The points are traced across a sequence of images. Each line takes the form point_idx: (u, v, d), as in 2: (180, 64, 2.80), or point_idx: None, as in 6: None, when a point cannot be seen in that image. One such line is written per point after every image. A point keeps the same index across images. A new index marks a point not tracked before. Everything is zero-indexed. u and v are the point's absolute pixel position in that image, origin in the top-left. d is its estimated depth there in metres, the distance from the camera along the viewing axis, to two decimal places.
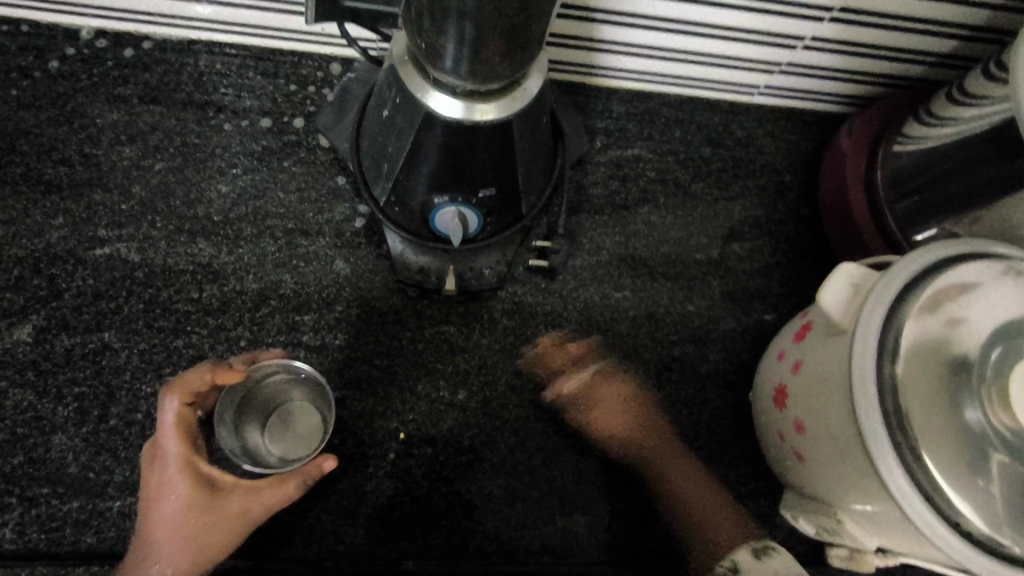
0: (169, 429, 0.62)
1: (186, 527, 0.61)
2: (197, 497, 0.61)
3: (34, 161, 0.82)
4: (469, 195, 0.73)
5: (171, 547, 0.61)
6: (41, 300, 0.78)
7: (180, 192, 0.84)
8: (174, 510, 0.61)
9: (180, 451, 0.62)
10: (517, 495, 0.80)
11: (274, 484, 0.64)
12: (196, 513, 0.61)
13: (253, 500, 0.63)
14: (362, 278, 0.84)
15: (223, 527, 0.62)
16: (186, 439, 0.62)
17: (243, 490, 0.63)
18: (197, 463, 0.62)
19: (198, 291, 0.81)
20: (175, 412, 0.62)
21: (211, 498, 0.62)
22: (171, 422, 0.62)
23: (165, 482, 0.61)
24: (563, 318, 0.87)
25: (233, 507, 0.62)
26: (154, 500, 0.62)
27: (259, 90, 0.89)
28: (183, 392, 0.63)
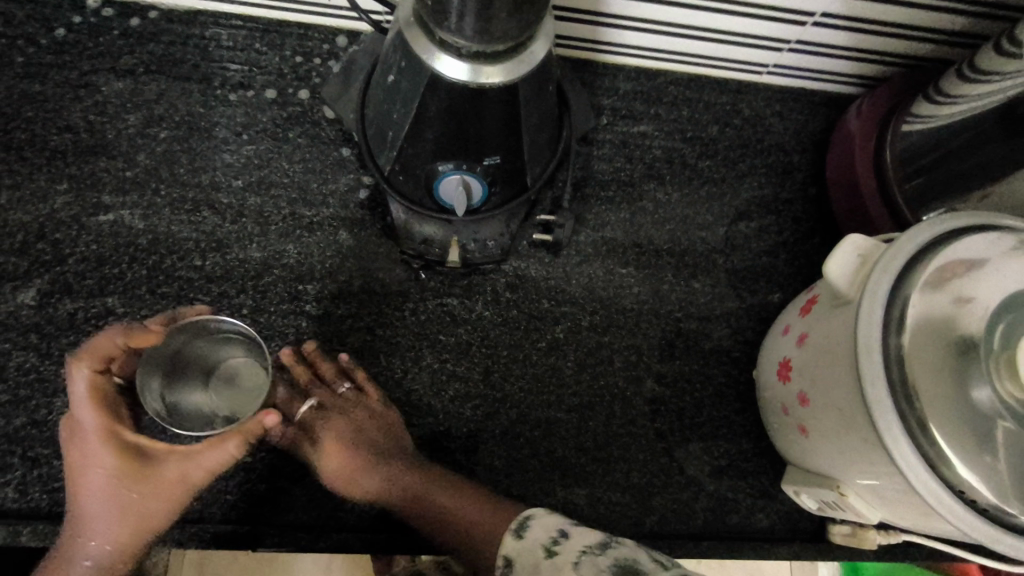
0: (82, 397, 0.57)
1: (117, 497, 0.58)
2: (125, 469, 0.58)
3: (39, 127, 0.82)
4: (474, 163, 0.73)
5: (108, 520, 0.58)
6: (45, 265, 0.78)
7: (185, 160, 0.84)
8: (100, 483, 0.57)
9: (97, 421, 0.57)
10: (517, 467, 0.80)
11: (208, 447, 0.60)
12: (127, 486, 0.58)
13: (192, 465, 0.60)
14: (365, 249, 0.84)
15: (164, 495, 0.59)
16: (103, 407, 0.58)
17: (176, 457, 0.59)
18: (119, 433, 0.58)
19: (202, 259, 0.81)
20: (83, 380, 0.57)
21: (142, 467, 0.58)
22: (82, 392, 0.57)
23: (86, 456, 0.58)
24: (566, 293, 0.87)
25: (167, 473, 0.59)
26: (77, 476, 0.58)
27: (265, 61, 0.89)
28: (91, 357, 0.58)
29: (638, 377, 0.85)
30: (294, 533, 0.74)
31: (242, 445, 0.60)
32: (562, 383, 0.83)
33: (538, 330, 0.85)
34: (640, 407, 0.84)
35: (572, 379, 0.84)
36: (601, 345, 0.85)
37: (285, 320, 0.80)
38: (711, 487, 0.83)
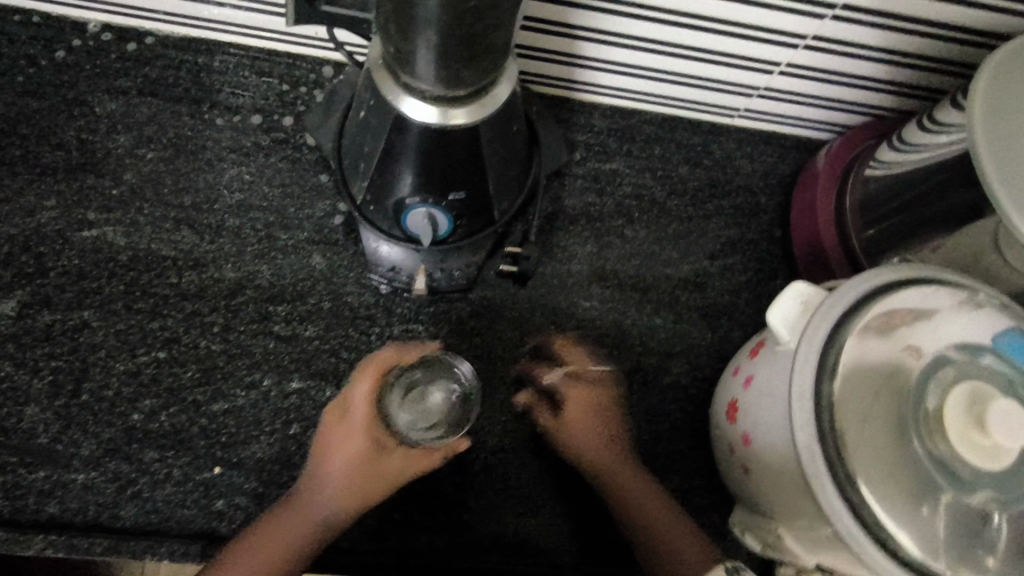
0: (362, 398, 0.74)
1: (346, 475, 0.72)
2: (365, 458, 0.72)
3: (32, 144, 0.86)
4: (440, 198, 0.76)
5: (336, 490, 0.72)
6: (27, 277, 0.81)
7: (169, 181, 0.87)
8: (348, 460, 0.72)
9: (368, 413, 0.73)
10: (471, 494, 0.84)
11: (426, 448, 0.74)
12: (365, 465, 0.72)
13: (406, 463, 0.73)
14: (337, 274, 0.87)
15: (374, 482, 0.73)
16: (372, 406, 0.74)
17: (405, 452, 0.74)
18: (379, 427, 0.73)
19: (178, 276, 0.84)
20: (367, 384, 0.74)
21: (380, 457, 0.73)
22: (362, 392, 0.74)
23: (348, 435, 0.73)
24: (530, 323, 0.89)
25: (394, 465, 0.73)
26: (330, 447, 0.73)
27: (253, 88, 0.93)
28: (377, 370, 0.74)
29: None
30: None
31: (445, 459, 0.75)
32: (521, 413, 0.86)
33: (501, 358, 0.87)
34: None
35: (530, 410, 0.86)
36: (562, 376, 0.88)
37: (254, 340, 0.83)
38: None
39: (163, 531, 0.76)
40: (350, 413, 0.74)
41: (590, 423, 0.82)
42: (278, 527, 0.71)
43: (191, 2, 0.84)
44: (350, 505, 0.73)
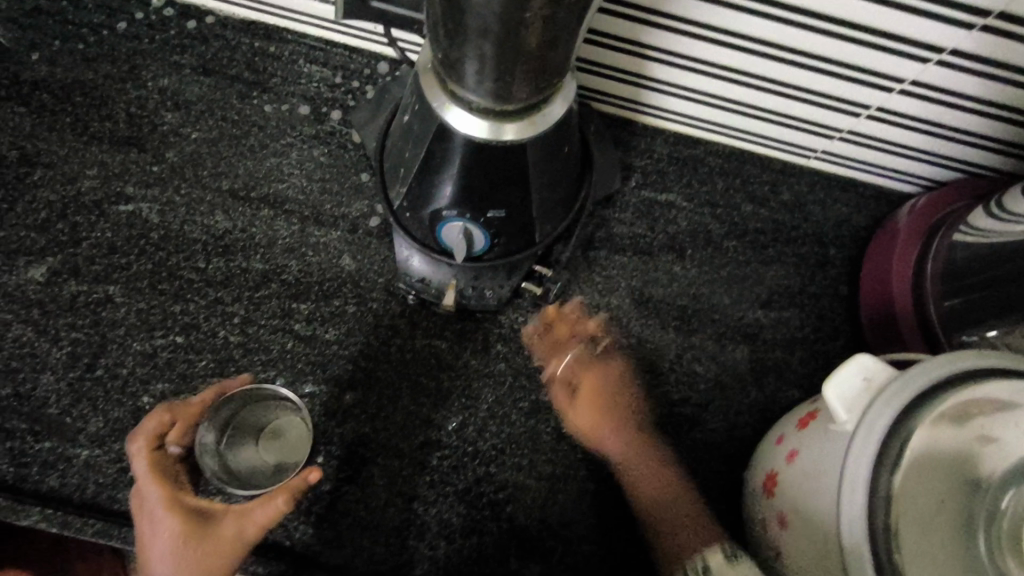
0: (145, 477, 0.61)
1: (169, 561, 0.58)
2: (185, 530, 0.59)
3: (83, 112, 0.85)
4: (478, 214, 0.71)
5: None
6: (60, 245, 0.80)
7: (210, 163, 0.85)
8: (163, 546, 0.58)
9: (162, 492, 0.61)
10: (473, 528, 0.76)
11: (259, 500, 0.59)
12: (186, 546, 0.58)
13: (244, 521, 0.59)
14: (363, 279, 0.83)
15: (218, 554, 0.58)
16: (162, 482, 0.61)
17: (232, 513, 0.60)
18: (183, 498, 0.61)
19: (205, 261, 0.81)
20: (144, 456, 0.62)
21: (202, 527, 0.59)
22: (143, 469, 0.61)
23: (154, 523, 0.60)
24: (559, 354, 0.83)
25: (225, 533, 0.59)
26: (146, 543, 0.60)
27: (305, 78, 0.90)
28: (149, 437, 0.64)
29: None
30: None
31: (293, 501, 0.59)
32: (540, 451, 0.80)
33: (525, 388, 0.82)
34: (617, 488, 0.79)
35: (549, 447, 0.80)
36: None
37: (272, 336, 0.80)
38: None
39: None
40: (143, 496, 0.61)
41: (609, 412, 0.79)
42: None
43: None
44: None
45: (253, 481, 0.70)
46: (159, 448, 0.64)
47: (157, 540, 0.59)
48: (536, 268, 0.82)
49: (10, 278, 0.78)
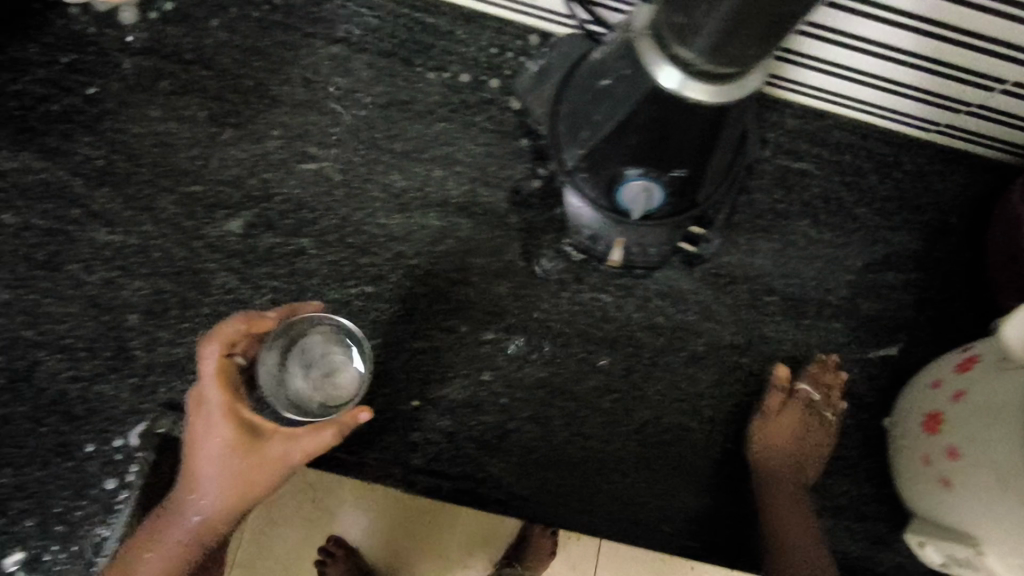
0: (211, 379, 0.61)
1: (218, 467, 0.61)
2: (239, 442, 0.61)
3: (263, 77, 0.90)
4: (662, 173, 0.77)
5: (213, 487, 0.62)
6: (254, 200, 0.85)
7: (383, 126, 0.90)
8: (215, 451, 0.61)
9: (223, 399, 0.61)
10: (645, 466, 0.84)
11: (310, 429, 0.62)
12: (237, 458, 0.61)
13: (293, 447, 0.62)
14: (530, 236, 0.89)
15: (264, 470, 0.62)
16: (225, 388, 0.62)
17: (283, 437, 0.62)
18: (240, 410, 0.62)
19: (386, 218, 0.87)
20: (215, 360, 0.62)
21: (256, 442, 0.62)
22: (211, 370, 0.62)
23: (209, 424, 0.62)
24: (708, 310, 0.90)
25: (273, 452, 0.62)
26: (197, 438, 0.62)
27: (465, 47, 0.95)
28: (224, 341, 0.63)
29: (770, 402, 0.88)
30: (437, 481, 0.81)
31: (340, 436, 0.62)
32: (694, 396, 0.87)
33: (680, 340, 0.89)
34: None
35: (707, 393, 0.88)
36: (738, 365, 0.89)
37: (452, 287, 0.86)
38: (824, 523, 0.86)
39: (365, 446, 0.80)
40: (204, 397, 0.62)
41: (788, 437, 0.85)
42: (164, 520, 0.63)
43: None
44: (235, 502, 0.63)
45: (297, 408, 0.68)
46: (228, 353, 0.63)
47: (209, 442, 0.61)
48: (694, 229, 0.86)
49: (212, 230, 0.83)
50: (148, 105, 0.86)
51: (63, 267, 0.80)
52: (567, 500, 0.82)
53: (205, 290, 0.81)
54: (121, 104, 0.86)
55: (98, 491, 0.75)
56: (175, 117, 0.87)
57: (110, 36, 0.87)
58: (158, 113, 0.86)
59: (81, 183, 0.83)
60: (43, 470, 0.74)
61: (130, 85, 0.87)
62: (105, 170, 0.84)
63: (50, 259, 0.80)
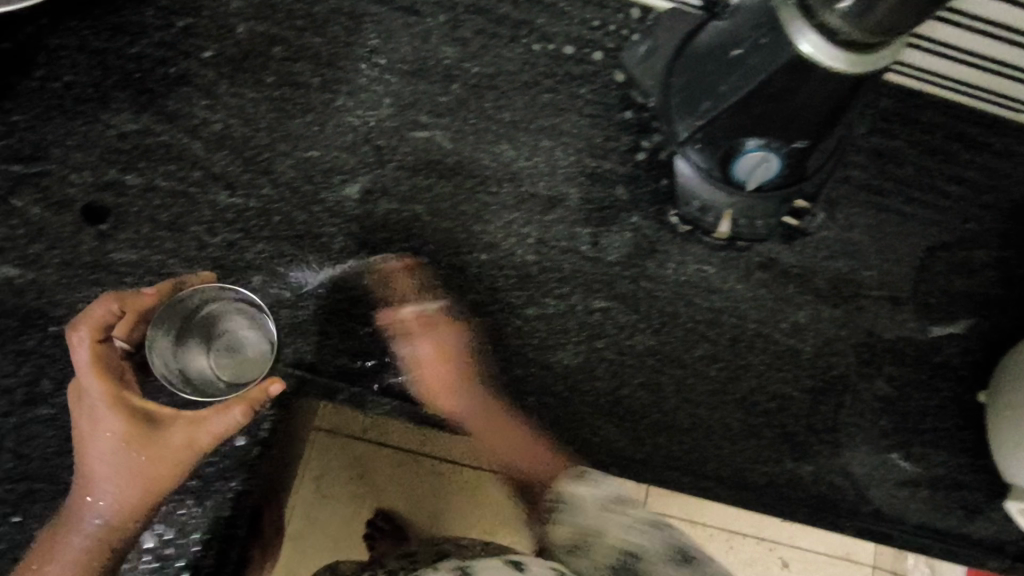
0: (86, 370, 0.64)
1: (112, 458, 0.64)
2: (132, 431, 0.64)
3: (372, 44, 0.90)
4: (785, 144, 0.78)
5: (114, 481, 0.65)
6: (369, 165, 0.86)
7: (491, 96, 0.91)
8: (107, 443, 0.64)
9: (104, 389, 0.64)
10: (752, 432, 0.86)
11: (215, 412, 0.65)
12: (133, 448, 0.64)
13: (191, 429, 0.65)
14: (636, 207, 0.90)
15: (166, 456, 0.65)
16: (104, 377, 0.65)
17: (185, 422, 0.65)
18: (125, 399, 0.65)
19: (497, 187, 0.88)
20: (87, 347, 0.64)
21: (147, 429, 0.65)
22: (84, 362, 0.64)
23: (97, 418, 0.64)
24: (809, 282, 0.91)
25: (173, 438, 0.65)
26: (87, 434, 0.65)
27: (568, 20, 0.95)
28: (96, 327, 0.65)
29: (870, 374, 0.90)
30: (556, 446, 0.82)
31: (249, 413, 0.65)
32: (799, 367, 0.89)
33: (783, 311, 0.90)
34: (868, 402, 0.89)
35: (809, 363, 0.89)
36: (837, 338, 0.90)
37: (562, 256, 0.87)
38: (924, 492, 0.88)
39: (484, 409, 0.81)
40: (86, 391, 0.64)
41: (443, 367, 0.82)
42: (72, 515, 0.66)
43: None
44: (138, 493, 0.66)
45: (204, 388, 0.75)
46: (103, 338, 0.65)
47: (99, 437, 0.64)
48: (798, 203, 0.89)
49: (330, 195, 0.84)
50: (262, 71, 0.87)
51: (187, 229, 0.81)
52: (677, 467, 0.84)
53: (325, 255, 0.82)
54: (236, 70, 0.86)
55: (229, 448, 0.77)
56: (288, 83, 0.87)
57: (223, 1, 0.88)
58: (272, 79, 0.87)
59: (201, 146, 0.83)
60: None
61: (244, 51, 0.87)
62: (224, 134, 0.84)
63: (174, 221, 0.81)
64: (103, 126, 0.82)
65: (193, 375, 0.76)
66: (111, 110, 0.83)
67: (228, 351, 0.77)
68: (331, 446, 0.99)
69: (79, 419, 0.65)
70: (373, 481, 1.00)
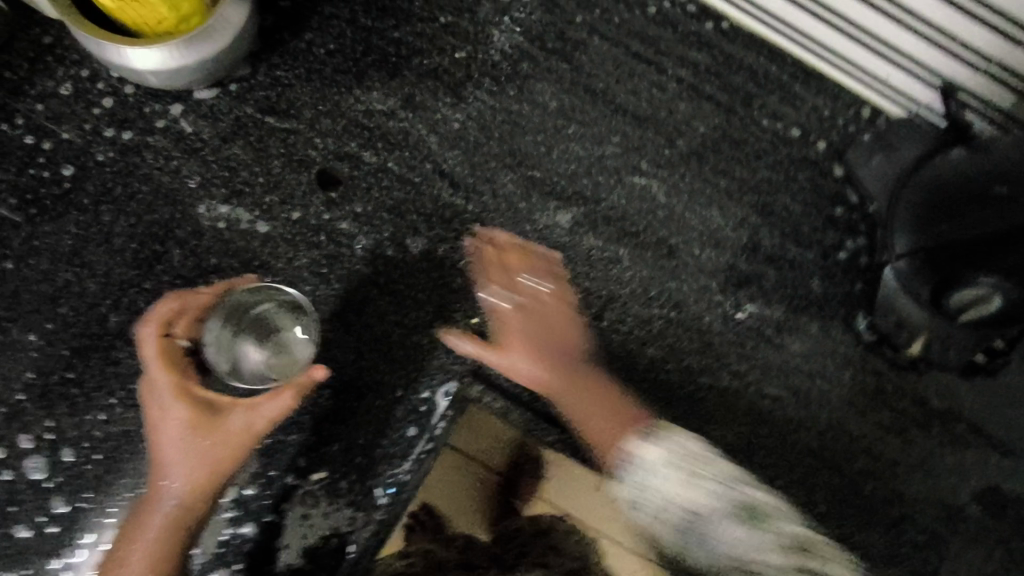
0: (154, 361, 0.67)
1: (178, 444, 0.66)
2: (198, 418, 0.66)
3: (611, 82, 0.91)
4: (1016, 290, 0.74)
5: (181, 467, 0.66)
6: (583, 198, 0.87)
7: (711, 160, 0.91)
8: (173, 430, 0.66)
9: (171, 380, 0.67)
10: (892, 557, 0.85)
11: (267, 397, 0.66)
12: (199, 435, 0.66)
13: (250, 416, 0.67)
14: (826, 306, 0.90)
15: (230, 443, 0.67)
16: (171, 368, 0.68)
17: (243, 408, 0.67)
18: (190, 389, 0.67)
19: (699, 250, 0.89)
20: (153, 341, 0.68)
21: (212, 417, 0.67)
22: (152, 355, 0.67)
23: (164, 408, 0.67)
24: (988, 424, 0.88)
25: (235, 423, 0.67)
26: (156, 424, 0.67)
27: (802, 103, 0.94)
28: (160, 322, 0.69)
29: None
30: None
31: (298, 398, 0.67)
32: (954, 508, 0.87)
33: (952, 445, 0.88)
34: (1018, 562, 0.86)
35: (965, 506, 0.87)
36: (1001, 490, 0.87)
37: (745, 335, 0.88)
38: None
39: None
40: (153, 383, 0.67)
41: (530, 324, 0.80)
42: (146, 506, 0.67)
43: (806, 9, 0.87)
44: (203, 478, 0.66)
45: (258, 381, 0.72)
46: (168, 335, 0.69)
47: (168, 425, 0.66)
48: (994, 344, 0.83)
49: (542, 218, 0.86)
50: (506, 82, 0.89)
51: (406, 216, 0.83)
52: None
53: None
54: (481, 75, 0.89)
55: (397, 436, 0.79)
56: (526, 100, 0.89)
57: (485, 7, 0.90)
58: (513, 92, 0.89)
59: (435, 141, 0.86)
60: (358, 401, 0.79)
61: (493, 59, 0.89)
62: (459, 134, 0.87)
63: (397, 205, 0.83)
64: (354, 100, 0.86)
65: (243, 371, 0.72)
66: (364, 87, 0.86)
67: (277, 349, 0.74)
68: (459, 460, 0.80)
69: (148, 409, 0.68)
70: (461, 506, 0.78)
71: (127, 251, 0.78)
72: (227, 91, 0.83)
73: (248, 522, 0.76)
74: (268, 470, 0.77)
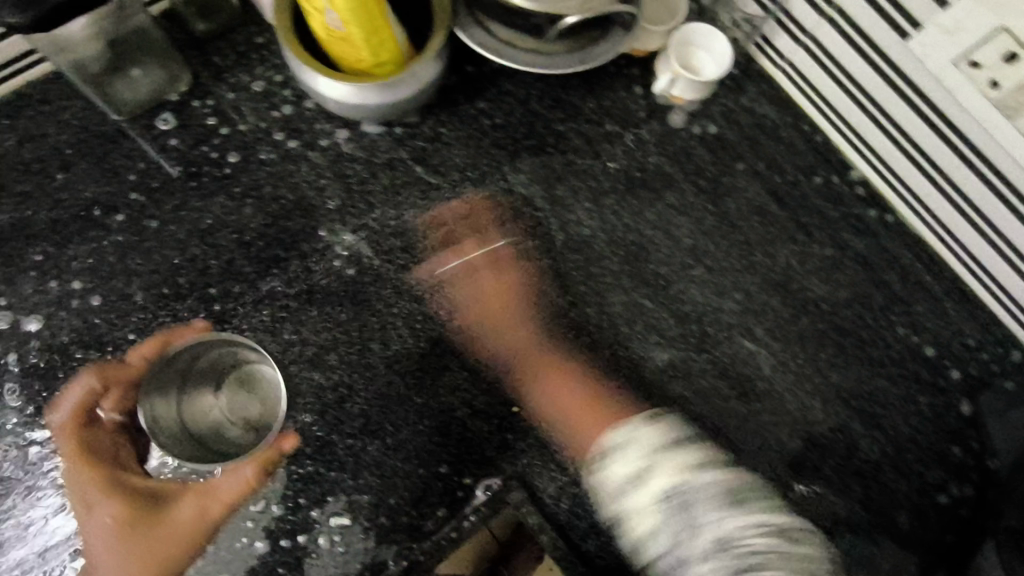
0: (74, 455, 0.70)
1: (113, 543, 0.68)
2: (135, 512, 0.69)
3: (753, 238, 0.89)
4: None
5: (115, 565, 0.68)
6: (687, 343, 0.85)
7: (830, 350, 0.86)
8: (108, 528, 0.68)
9: (96, 473, 0.70)
10: None
11: (229, 470, 0.69)
12: (135, 527, 0.68)
13: (201, 503, 0.69)
14: (906, 547, 0.81)
15: (176, 531, 0.69)
16: (96, 460, 0.70)
17: (194, 494, 0.69)
18: (122, 479, 0.70)
19: (787, 437, 0.83)
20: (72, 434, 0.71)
21: (146, 516, 0.69)
22: (73, 449, 0.70)
23: (94, 507, 0.69)
24: None
25: (182, 512, 0.69)
26: (89, 521, 0.69)
27: (946, 324, 0.87)
28: (80, 411, 0.72)
29: None
30: None
31: (259, 470, 0.69)
32: None
33: None
34: None
35: None
36: None
37: None
38: None
39: None
40: (82, 480, 0.70)
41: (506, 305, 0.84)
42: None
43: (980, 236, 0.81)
44: None
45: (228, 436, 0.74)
46: (88, 421, 0.72)
47: (95, 529, 0.69)
48: None
49: (638, 348, 0.84)
50: (648, 206, 0.89)
51: (510, 302, 0.84)
52: None
53: None
54: (628, 190, 0.89)
55: (427, 512, 0.78)
56: (663, 228, 0.88)
57: (652, 126, 0.91)
58: (652, 217, 0.88)
59: (562, 239, 0.86)
60: (402, 461, 0.78)
61: (645, 181, 0.89)
62: (586, 240, 0.87)
63: (504, 289, 0.84)
64: (500, 175, 0.88)
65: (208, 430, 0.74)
66: (514, 167, 0.88)
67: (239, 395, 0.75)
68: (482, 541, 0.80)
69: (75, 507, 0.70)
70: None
71: (253, 247, 0.83)
72: (391, 131, 0.88)
73: (262, 537, 0.76)
74: (297, 497, 0.77)
